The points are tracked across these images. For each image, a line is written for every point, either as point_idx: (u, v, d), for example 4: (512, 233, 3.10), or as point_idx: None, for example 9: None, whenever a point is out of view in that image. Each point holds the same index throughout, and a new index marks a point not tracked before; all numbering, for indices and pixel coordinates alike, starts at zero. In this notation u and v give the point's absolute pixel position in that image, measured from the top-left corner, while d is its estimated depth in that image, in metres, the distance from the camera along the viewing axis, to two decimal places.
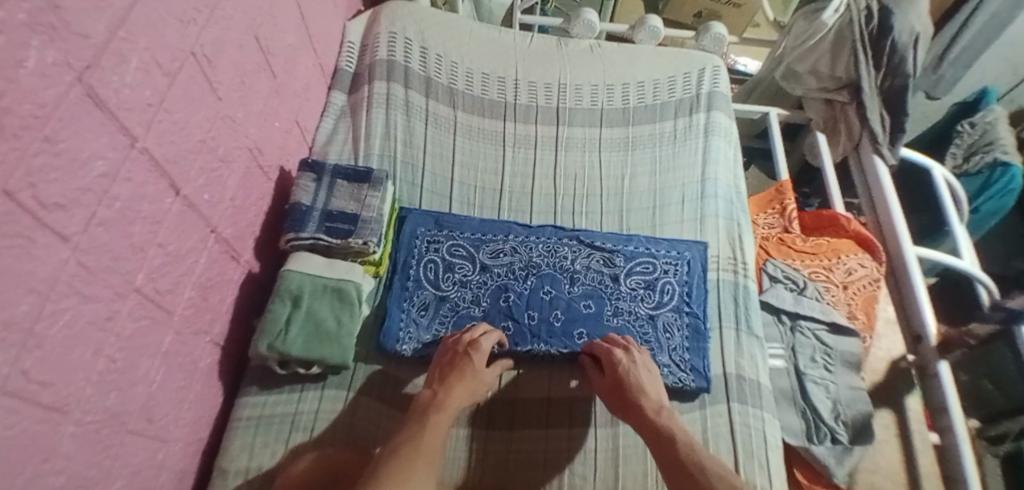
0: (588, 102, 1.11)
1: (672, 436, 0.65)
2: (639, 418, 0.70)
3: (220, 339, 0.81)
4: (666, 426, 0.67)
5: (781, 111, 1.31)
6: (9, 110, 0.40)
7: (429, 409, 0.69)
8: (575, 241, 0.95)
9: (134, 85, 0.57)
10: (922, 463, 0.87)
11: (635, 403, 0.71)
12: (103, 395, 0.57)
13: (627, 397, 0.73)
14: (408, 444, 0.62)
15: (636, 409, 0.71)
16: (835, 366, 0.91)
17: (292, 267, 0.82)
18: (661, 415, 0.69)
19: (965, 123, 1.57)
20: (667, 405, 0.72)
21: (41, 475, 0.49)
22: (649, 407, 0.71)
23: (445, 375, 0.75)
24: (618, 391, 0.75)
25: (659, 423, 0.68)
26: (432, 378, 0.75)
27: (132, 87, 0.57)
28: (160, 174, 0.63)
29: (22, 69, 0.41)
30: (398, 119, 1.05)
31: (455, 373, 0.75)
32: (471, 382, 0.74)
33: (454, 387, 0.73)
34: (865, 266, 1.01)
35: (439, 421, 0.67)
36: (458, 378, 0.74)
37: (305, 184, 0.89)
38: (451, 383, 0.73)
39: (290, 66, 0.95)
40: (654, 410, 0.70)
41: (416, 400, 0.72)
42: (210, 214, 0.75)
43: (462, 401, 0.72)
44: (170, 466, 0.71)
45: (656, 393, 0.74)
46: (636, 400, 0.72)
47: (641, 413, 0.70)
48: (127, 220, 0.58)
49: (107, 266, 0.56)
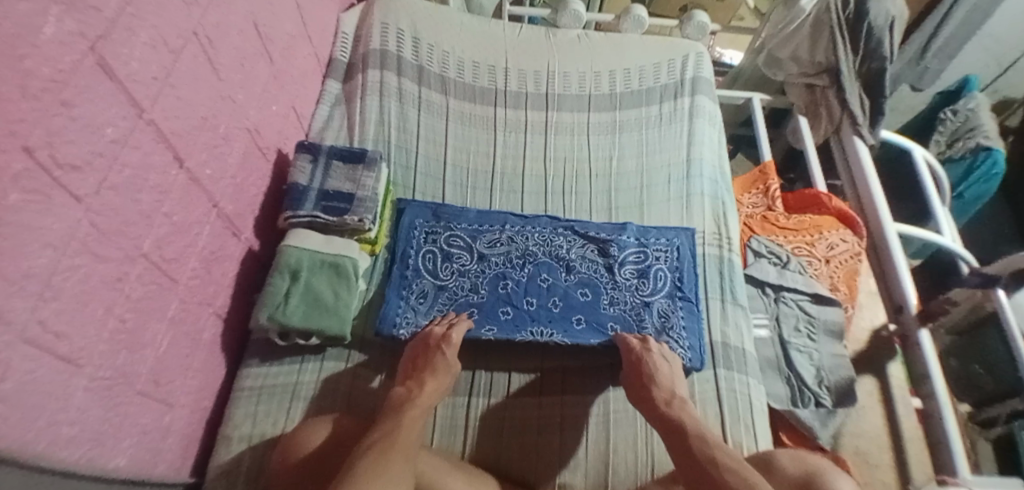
0: (576, 88, 1.15)
1: (682, 426, 0.67)
2: (649, 407, 0.73)
3: (222, 312, 0.84)
4: (676, 416, 0.69)
5: (764, 96, 1.35)
6: (30, 72, 0.44)
7: (404, 406, 0.69)
8: (570, 231, 0.98)
9: (141, 59, 0.61)
10: (905, 428, 0.93)
11: (647, 394, 0.74)
12: (114, 354, 0.60)
13: (642, 385, 0.76)
14: (383, 440, 0.62)
15: (648, 399, 0.74)
16: (819, 335, 0.94)
17: (290, 243, 0.86)
18: (672, 406, 0.71)
19: (948, 111, 1.62)
20: (680, 395, 0.74)
21: (56, 423, 0.52)
22: (660, 398, 0.73)
23: (419, 370, 0.76)
24: (635, 378, 0.77)
25: (669, 413, 0.70)
26: (404, 376, 0.76)
27: (140, 62, 0.60)
28: (166, 145, 0.67)
29: (42, 36, 0.45)
30: (391, 105, 1.09)
31: (427, 368, 0.76)
32: (442, 376, 0.75)
33: (427, 382, 0.74)
34: (847, 241, 1.05)
35: (414, 417, 0.67)
36: (430, 373, 0.75)
37: (302, 165, 0.93)
38: (423, 379, 0.74)
39: (288, 52, 0.99)
40: (665, 401, 0.72)
41: (390, 399, 0.71)
42: (212, 189, 0.78)
43: (434, 395, 0.73)
44: (176, 431, 0.74)
45: (669, 381, 0.76)
46: (647, 390, 0.74)
47: (652, 402, 0.73)
48: (135, 187, 0.62)
49: (118, 228, 0.59)
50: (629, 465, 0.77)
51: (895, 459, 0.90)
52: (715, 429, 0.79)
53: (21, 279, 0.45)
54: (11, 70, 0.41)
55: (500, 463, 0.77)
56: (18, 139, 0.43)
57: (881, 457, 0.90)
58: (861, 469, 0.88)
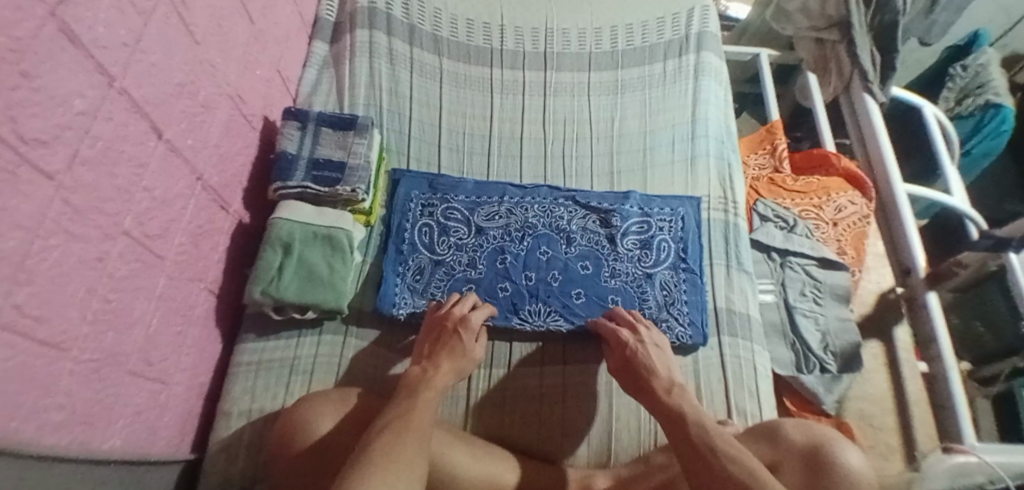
0: (576, 46, 1.10)
1: (681, 415, 0.63)
2: (649, 398, 0.68)
3: (214, 287, 0.82)
4: (675, 405, 0.64)
5: (772, 52, 1.30)
6: None
7: (418, 385, 0.66)
8: (571, 201, 0.94)
9: (108, 22, 0.56)
10: (911, 391, 0.95)
11: (645, 385, 0.69)
12: (100, 334, 0.58)
13: (637, 377, 0.71)
14: (399, 418, 0.59)
15: (646, 389, 0.69)
16: (824, 299, 0.93)
17: (280, 215, 0.82)
18: (672, 394, 0.67)
19: (958, 66, 1.55)
20: (678, 382, 0.69)
21: (42, 409, 0.50)
22: (659, 387, 0.68)
23: (435, 350, 0.73)
24: (629, 370, 0.73)
25: (669, 402, 0.65)
26: (420, 355, 0.74)
27: (106, 26, 0.56)
28: (141, 115, 0.63)
29: None
30: (382, 67, 1.04)
31: (444, 349, 0.73)
32: (460, 359, 0.72)
33: (443, 363, 0.71)
34: (855, 203, 1.02)
35: (429, 397, 0.64)
36: (447, 354, 0.72)
37: (290, 132, 0.89)
38: (439, 359, 0.71)
39: (268, 11, 0.93)
40: (665, 389, 0.68)
41: (405, 376, 0.68)
42: (195, 160, 0.75)
43: (450, 376, 0.70)
44: (172, 409, 0.74)
45: (666, 369, 0.72)
46: (645, 380, 0.70)
47: (650, 392, 0.68)
48: (110, 161, 0.58)
49: (95, 204, 0.56)
50: (633, 434, 0.77)
51: (901, 422, 0.93)
52: (719, 399, 0.78)
53: None
54: None
55: (501, 431, 0.77)
56: None
57: (885, 418, 0.93)
58: (865, 431, 0.91)
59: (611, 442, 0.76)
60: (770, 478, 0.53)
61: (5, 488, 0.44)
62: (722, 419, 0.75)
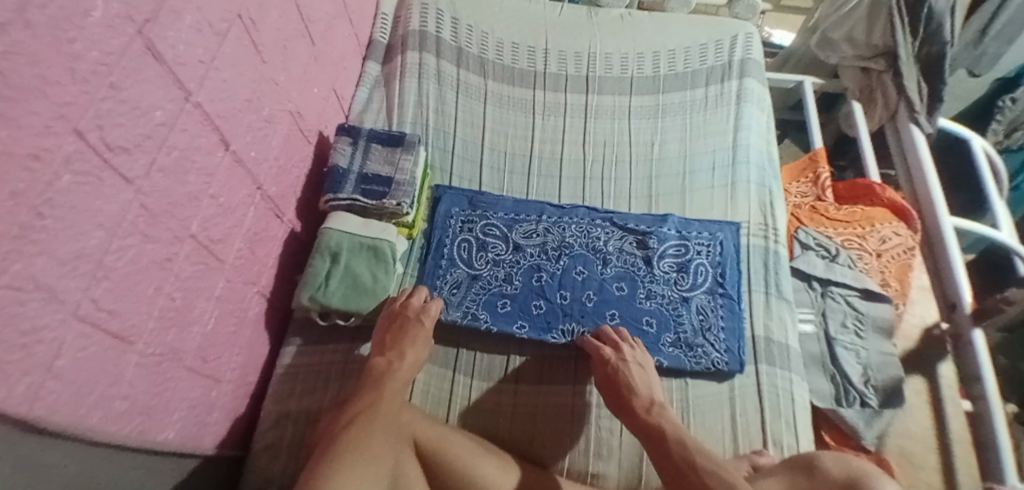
0: (618, 70, 1.12)
1: (662, 434, 0.65)
2: (630, 417, 0.70)
3: (266, 291, 0.86)
4: (655, 424, 0.67)
5: (816, 80, 1.30)
6: (78, 56, 0.43)
7: (383, 377, 0.71)
8: (609, 223, 0.96)
9: (187, 41, 0.60)
10: (953, 429, 0.93)
11: (626, 404, 0.72)
12: (164, 331, 0.62)
13: (619, 396, 0.74)
14: (366, 411, 0.65)
15: (628, 409, 0.71)
16: (866, 332, 0.92)
17: (331, 225, 0.86)
18: (651, 413, 0.69)
19: (1007, 99, 1.49)
20: (659, 400, 0.72)
21: (107, 398, 0.54)
22: (638, 405, 0.71)
23: (395, 340, 0.76)
24: (610, 388, 0.75)
25: (648, 420, 0.68)
26: (380, 345, 0.76)
27: (186, 44, 0.60)
28: (211, 128, 0.67)
29: (89, 18, 0.44)
30: (430, 88, 1.08)
31: (405, 339, 0.76)
32: (419, 348, 0.76)
33: (406, 353, 0.75)
34: (900, 234, 1.01)
35: (394, 388, 0.70)
36: (409, 345, 0.76)
37: (343, 147, 0.93)
38: (401, 350, 0.75)
39: (328, 33, 0.98)
40: (644, 408, 0.70)
41: (370, 368, 0.73)
42: (256, 171, 0.79)
43: (413, 366, 0.74)
44: (221, 405, 0.77)
45: (646, 387, 0.74)
46: (628, 400, 0.72)
47: (631, 412, 0.71)
48: (182, 169, 0.62)
49: (167, 209, 0.60)
50: None
51: (942, 463, 0.90)
52: (755, 429, 0.77)
53: (71, 260, 0.46)
54: (59, 55, 0.41)
55: (533, 446, 0.77)
56: (67, 123, 0.43)
57: (926, 457, 0.91)
58: (906, 470, 0.89)
59: (642, 464, 0.76)
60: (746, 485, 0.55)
61: (51, 467, 0.47)
62: (758, 449, 0.75)
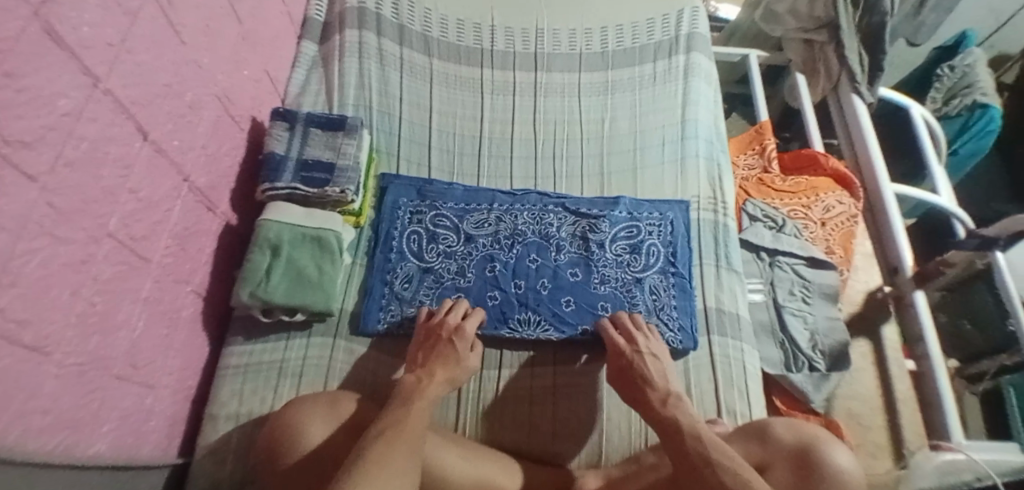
0: (566, 47, 1.10)
1: (677, 428, 0.62)
2: (645, 409, 0.68)
3: (202, 289, 0.82)
4: (670, 416, 0.64)
5: (761, 54, 1.31)
6: None
7: (413, 394, 0.65)
8: (561, 208, 0.94)
9: (93, 23, 0.55)
10: (898, 390, 0.97)
11: (641, 396, 0.69)
12: (84, 338, 0.58)
13: (634, 388, 0.71)
14: (393, 426, 0.58)
15: (642, 400, 0.69)
16: (813, 298, 0.94)
17: (269, 216, 0.82)
18: (667, 405, 0.66)
19: (944, 67, 1.56)
20: (676, 391, 0.68)
21: (26, 413, 0.49)
22: (654, 398, 0.68)
23: (429, 358, 0.72)
24: (625, 379, 0.73)
25: (664, 413, 0.65)
26: (414, 362, 0.73)
27: (91, 26, 0.55)
28: (126, 116, 0.62)
29: None
30: (372, 67, 1.04)
31: (437, 357, 0.72)
32: (453, 368, 0.71)
33: (437, 372, 0.70)
34: (844, 203, 1.03)
35: (423, 406, 0.63)
36: (441, 363, 0.71)
37: (278, 133, 0.89)
38: (432, 368, 0.70)
39: (257, 11, 0.93)
40: (660, 400, 0.67)
41: (399, 385, 0.67)
42: (181, 161, 0.74)
43: (443, 386, 0.69)
44: (159, 412, 0.73)
45: (662, 379, 0.71)
46: (642, 392, 0.70)
47: (645, 403, 0.68)
48: (95, 162, 0.57)
49: (81, 206, 0.55)
50: (623, 434, 0.77)
51: (889, 421, 0.94)
52: (710, 401, 0.79)
53: None
54: None
55: (494, 433, 0.77)
56: None
57: (874, 417, 0.95)
58: (854, 430, 0.93)
59: (604, 443, 0.76)
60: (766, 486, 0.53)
61: None
62: (713, 418, 0.76)
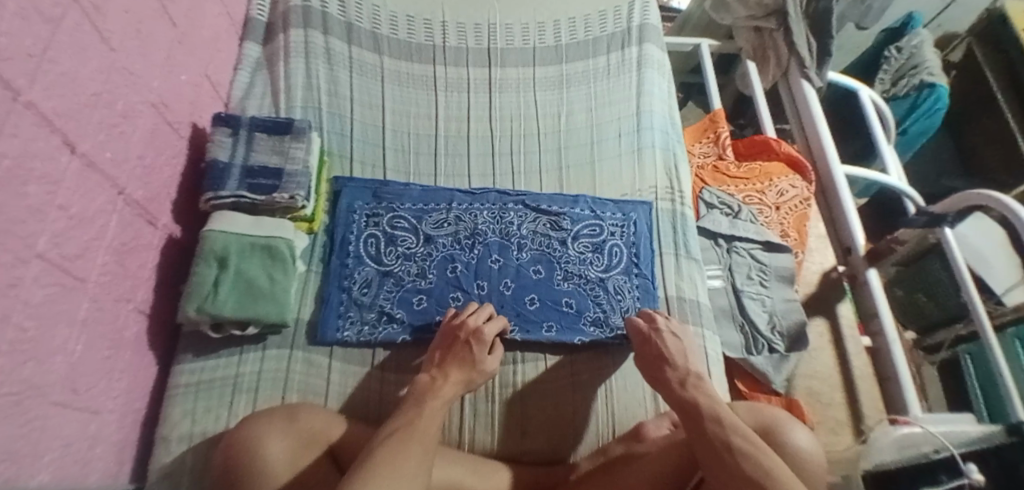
0: (519, 41, 1.09)
1: (697, 408, 0.61)
2: (666, 390, 0.68)
3: (145, 306, 0.78)
4: (690, 397, 0.63)
5: (712, 42, 1.32)
6: None
7: (426, 395, 0.64)
8: (521, 205, 0.94)
9: (12, 33, 0.50)
10: (856, 366, 1.01)
11: (662, 377, 0.69)
12: (19, 366, 0.54)
13: (656, 370, 0.71)
14: (405, 426, 0.57)
15: (663, 381, 0.69)
16: (770, 281, 0.96)
17: (213, 227, 0.78)
18: (687, 387, 0.66)
19: (893, 49, 1.63)
20: (698, 373, 0.68)
21: None
22: (674, 378, 0.68)
23: (447, 357, 0.71)
24: (647, 361, 0.73)
25: (685, 395, 0.64)
26: (430, 362, 0.72)
27: (10, 36, 0.50)
28: (51, 130, 0.58)
29: None
30: (320, 67, 1.01)
31: (454, 358, 0.71)
32: (469, 371, 0.70)
33: (452, 372, 0.69)
34: (796, 187, 1.06)
35: (436, 407, 0.63)
36: (458, 364, 0.70)
37: (221, 139, 0.85)
38: (448, 369, 0.69)
39: (192, 13, 0.89)
40: (680, 382, 0.67)
41: (414, 384, 0.67)
42: (115, 173, 0.70)
43: (458, 387, 0.68)
44: (106, 438, 0.70)
45: (684, 360, 0.71)
46: (663, 373, 0.70)
47: (666, 385, 0.68)
48: (19, 180, 0.53)
49: (6, 226, 0.51)
50: (589, 428, 0.77)
51: (847, 397, 0.98)
52: None
53: None
54: None
55: (462, 438, 0.75)
56: None
57: (833, 393, 0.98)
58: (813, 407, 0.96)
59: (572, 437, 0.76)
60: (789, 479, 0.50)
61: None
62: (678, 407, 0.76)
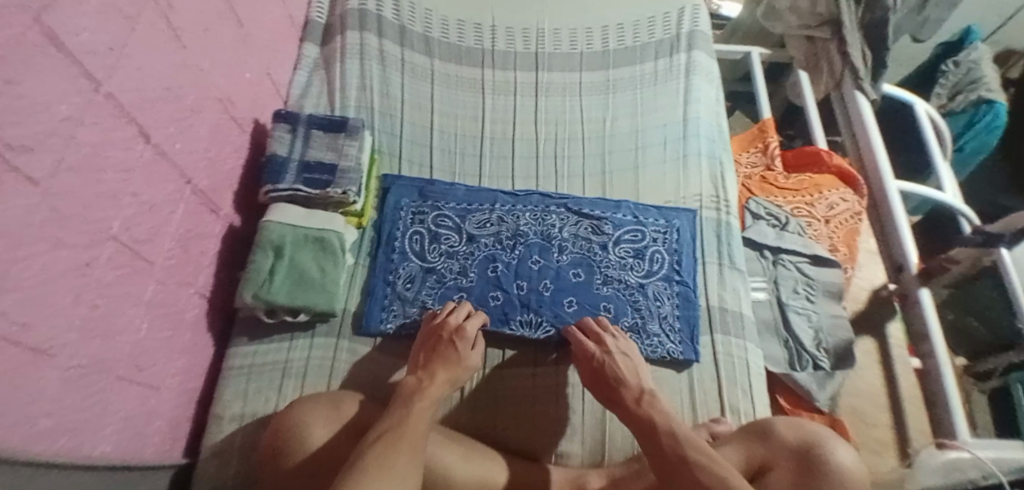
0: (567, 46, 1.10)
1: (653, 426, 0.59)
2: (621, 410, 0.65)
3: (205, 290, 0.82)
4: (644, 415, 0.61)
5: (763, 51, 1.31)
6: None
7: (414, 394, 0.63)
8: (564, 209, 0.94)
9: (93, 28, 0.54)
10: (903, 387, 0.97)
11: (615, 395, 0.67)
12: (88, 340, 0.57)
13: (608, 389, 0.69)
14: (393, 428, 0.57)
15: (617, 401, 0.66)
16: (817, 296, 0.94)
17: (271, 218, 0.82)
18: (642, 404, 0.63)
19: (949, 63, 1.55)
20: (650, 389, 0.66)
21: (29, 415, 0.49)
22: (629, 397, 0.65)
23: (429, 359, 0.71)
24: (597, 380, 0.71)
25: (640, 412, 0.62)
26: (415, 364, 0.71)
27: (91, 32, 0.54)
28: (127, 120, 0.61)
29: None
30: (373, 68, 1.04)
31: (438, 359, 0.70)
32: (456, 369, 0.70)
33: (438, 372, 0.68)
34: (847, 200, 1.03)
35: (424, 407, 0.61)
36: (442, 364, 0.69)
37: (281, 135, 0.90)
38: (434, 369, 0.69)
39: (258, 15, 0.94)
40: (634, 400, 0.64)
41: (399, 386, 0.66)
42: (183, 163, 0.74)
43: (446, 387, 0.67)
44: (163, 414, 0.74)
45: (635, 377, 0.68)
46: (616, 392, 0.67)
47: (621, 404, 0.65)
48: (96, 166, 0.56)
49: (82, 209, 0.54)
50: (626, 433, 0.77)
51: (894, 419, 0.94)
52: (713, 401, 0.79)
53: None
54: None
55: (496, 434, 0.77)
56: None
57: (878, 415, 0.94)
58: (857, 427, 0.92)
59: (604, 441, 0.76)
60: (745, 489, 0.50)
61: None
62: (715, 417, 0.76)
